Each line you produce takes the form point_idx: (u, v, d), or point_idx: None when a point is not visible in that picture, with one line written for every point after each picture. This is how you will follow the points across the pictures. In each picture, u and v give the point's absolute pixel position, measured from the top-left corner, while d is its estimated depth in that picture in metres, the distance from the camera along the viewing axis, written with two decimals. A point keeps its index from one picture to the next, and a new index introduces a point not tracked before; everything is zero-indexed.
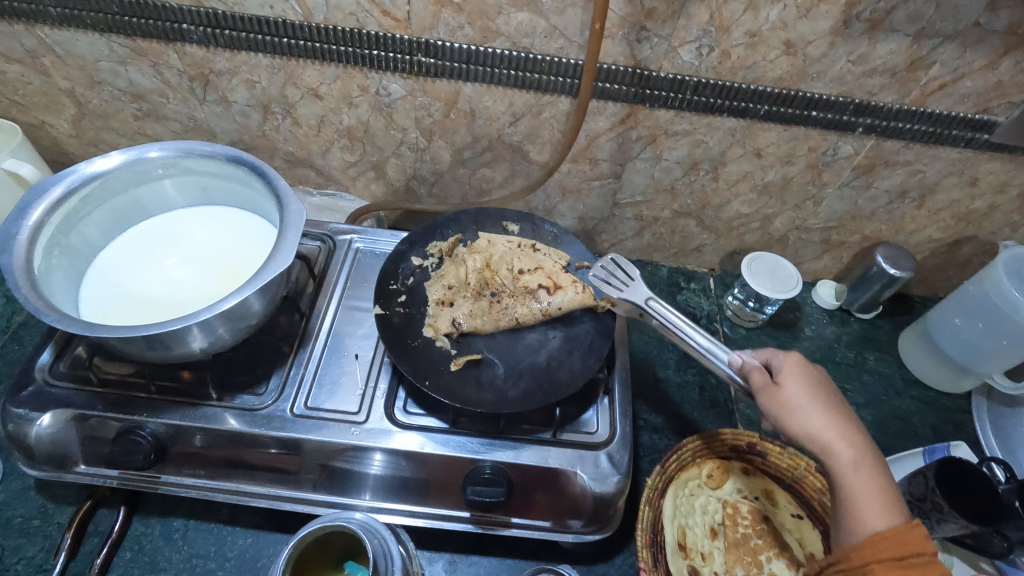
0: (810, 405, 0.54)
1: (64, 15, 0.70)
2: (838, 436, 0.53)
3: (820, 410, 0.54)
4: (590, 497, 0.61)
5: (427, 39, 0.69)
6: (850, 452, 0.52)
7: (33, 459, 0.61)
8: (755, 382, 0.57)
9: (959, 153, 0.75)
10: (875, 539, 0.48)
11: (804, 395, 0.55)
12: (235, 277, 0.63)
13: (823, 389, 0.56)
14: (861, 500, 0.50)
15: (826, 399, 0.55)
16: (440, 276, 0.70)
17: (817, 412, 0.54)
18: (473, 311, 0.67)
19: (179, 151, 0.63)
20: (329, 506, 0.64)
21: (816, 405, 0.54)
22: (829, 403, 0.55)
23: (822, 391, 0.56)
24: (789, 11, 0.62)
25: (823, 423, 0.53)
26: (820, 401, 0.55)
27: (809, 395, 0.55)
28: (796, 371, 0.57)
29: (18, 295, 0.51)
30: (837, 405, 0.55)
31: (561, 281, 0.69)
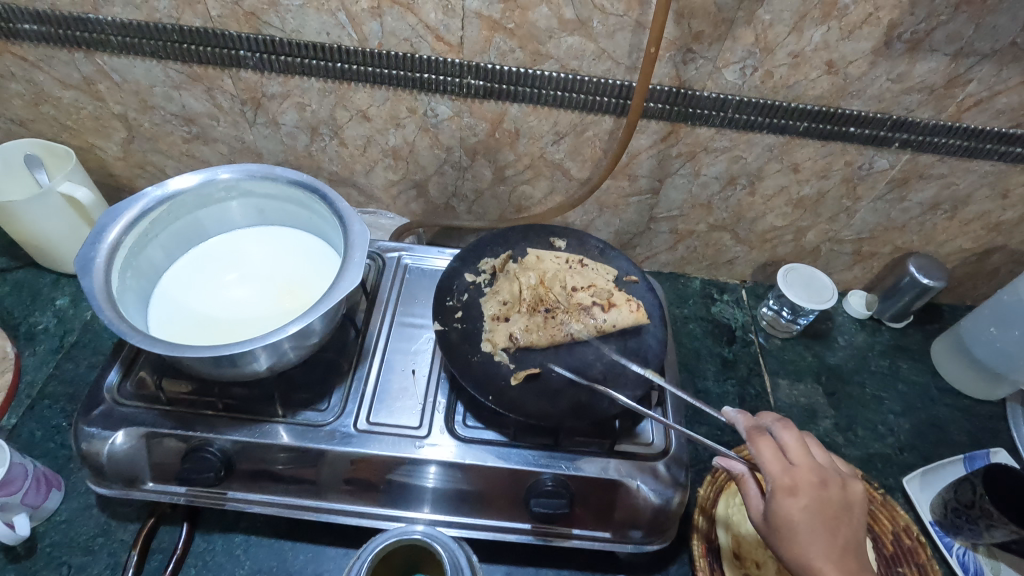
0: (811, 522, 0.51)
1: (124, 43, 0.72)
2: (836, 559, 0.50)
3: (824, 529, 0.51)
4: (650, 508, 0.62)
5: (478, 62, 0.71)
6: (843, 573, 0.50)
7: (101, 477, 0.62)
8: (761, 453, 0.54)
9: (993, 166, 0.77)
10: None
11: (805, 483, 0.52)
12: (295, 296, 0.64)
13: (832, 503, 0.52)
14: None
15: (830, 513, 0.52)
16: (495, 293, 0.71)
17: (818, 526, 0.51)
18: (532, 326, 0.68)
19: (243, 173, 0.65)
20: (391, 520, 0.65)
21: (816, 521, 0.51)
22: (834, 518, 0.52)
23: (830, 506, 0.52)
24: (832, 32, 0.65)
25: (822, 541, 0.50)
26: (826, 516, 0.51)
27: (812, 511, 0.51)
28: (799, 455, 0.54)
29: (102, 317, 0.52)
30: (842, 523, 0.52)
31: (616, 298, 0.70)
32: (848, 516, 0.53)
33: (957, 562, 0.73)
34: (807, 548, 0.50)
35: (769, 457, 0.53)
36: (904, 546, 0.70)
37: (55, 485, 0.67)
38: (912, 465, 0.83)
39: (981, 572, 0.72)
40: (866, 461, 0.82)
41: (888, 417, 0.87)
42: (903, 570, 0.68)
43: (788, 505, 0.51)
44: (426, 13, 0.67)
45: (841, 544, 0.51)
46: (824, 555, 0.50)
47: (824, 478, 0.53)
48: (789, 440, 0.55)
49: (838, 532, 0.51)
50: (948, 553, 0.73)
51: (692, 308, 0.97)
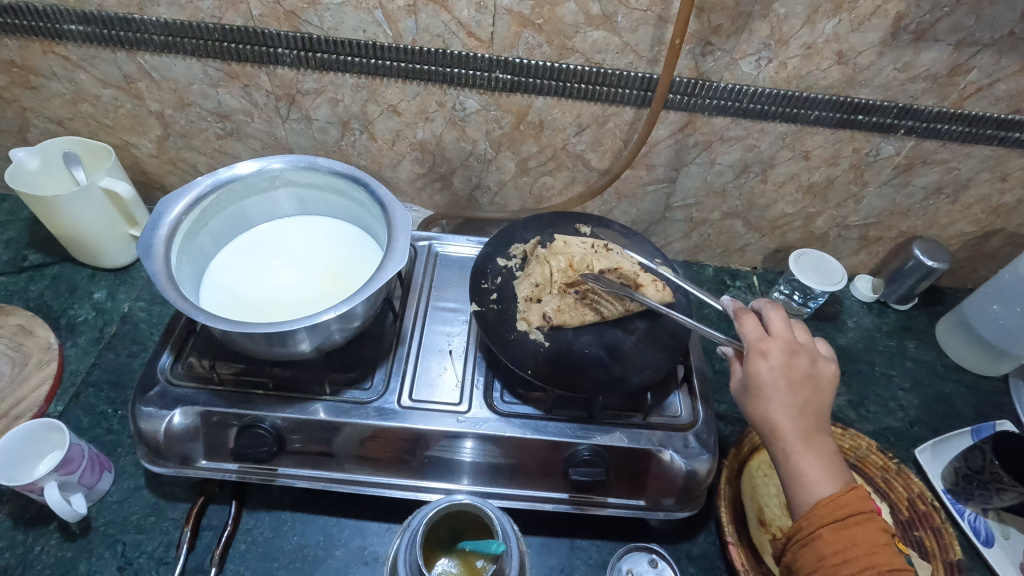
0: (778, 385, 0.55)
1: (166, 42, 0.75)
2: (795, 417, 0.54)
3: (788, 391, 0.55)
4: (682, 475, 0.65)
5: (507, 57, 0.74)
6: (798, 431, 0.54)
7: (157, 456, 0.64)
8: (744, 327, 0.59)
9: (992, 150, 0.81)
10: (816, 503, 0.50)
11: (774, 355, 0.57)
12: (339, 280, 0.67)
13: (798, 370, 0.56)
14: (808, 477, 0.52)
15: (796, 379, 0.56)
16: (527, 276, 0.75)
17: (783, 386, 0.55)
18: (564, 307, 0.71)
19: (287, 164, 0.68)
20: (433, 493, 0.67)
21: (782, 386, 0.55)
22: (802, 384, 0.56)
23: (797, 373, 0.56)
24: (843, 24, 0.69)
25: (783, 401, 0.55)
26: (791, 380, 0.55)
27: (778, 374, 0.56)
28: (777, 326, 0.59)
29: (168, 296, 0.55)
30: (808, 390, 0.55)
31: (642, 279, 0.74)
32: (817, 386, 0.56)
33: (969, 526, 0.76)
34: (769, 405, 0.55)
35: (749, 330, 0.59)
36: (920, 511, 0.74)
37: (106, 467, 0.70)
38: (922, 438, 0.87)
39: (991, 536, 0.76)
40: (879, 434, 0.86)
41: (898, 393, 0.91)
42: (920, 534, 0.72)
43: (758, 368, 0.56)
44: (460, 10, 0.70)
45: (803, 408, 0.55)
46: (784, 412, 0.54)
47: (798, 350, 0.57)
48: (776, 320, 0.59)
49: (801, 395, 0.55)
50: (960, 518, 0.77)
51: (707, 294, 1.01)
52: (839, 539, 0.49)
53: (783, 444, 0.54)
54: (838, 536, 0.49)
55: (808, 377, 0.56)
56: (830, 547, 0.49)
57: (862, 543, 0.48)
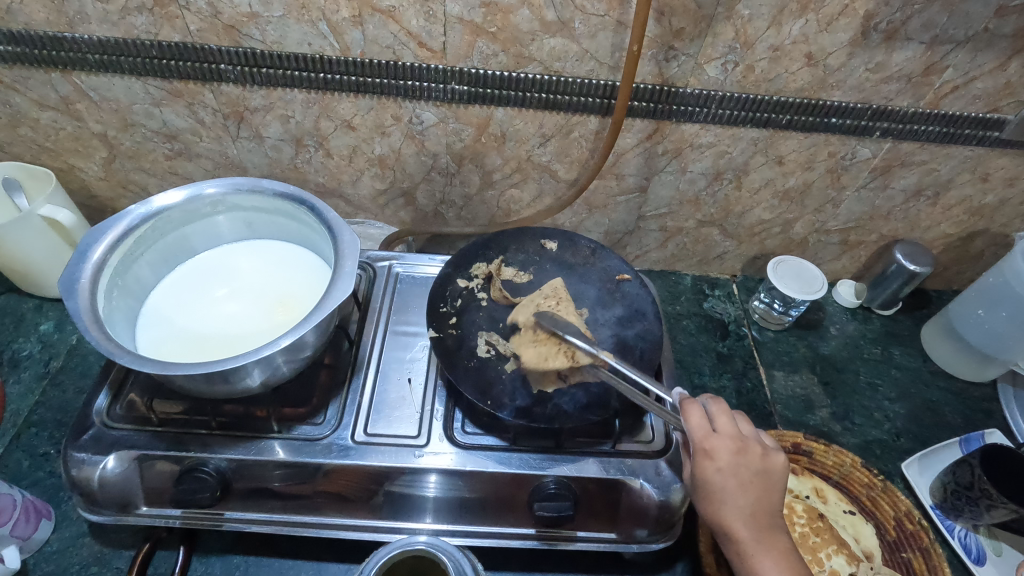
0: (738, 487, 0.52)
1: (101, 61, 0.71)
2: (739, 514, 0.52)
3: (738, 493, 0.52)
4: (654, 506, 0.62)
5: (462, 67, 0.71)
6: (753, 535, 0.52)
7: (94, 504, 0.60)
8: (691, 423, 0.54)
9: (972, 151, 0.78)
10: None
11: (722, 473, 0.52)
12: (288, 308, 0.63)
13: (748, 468, 0.53)
14: None
15: (746, 478, 0.52)
16: (521, 340, 0.67)
17: (733, 489, 0.52)
18: (563, 357, 0.64)
19: (229, 188, 0.64)
20: (392, 533, 0.64)
21: (743, 488, 0.52)
22: (756, 481, 0.53)
23: (746, 472, 0.52)
24: (810, 25, 0.66)
25: (737, 502, 0.52)
26: (741, 480, 0.52)
27: (723, 477, 0.52)
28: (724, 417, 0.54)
29: (89, 337, 0.51)
30: (757, 487, 0.52)
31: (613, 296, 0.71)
32: (766, 483, 0.53)
33: (959, 544, 0.73)
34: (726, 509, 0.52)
35: (695, 426, 0.53)
36: (907, 531, 0.70)
37: (45, 515, 0.65)
38: (910, 450, 0.83)
39: (983, 553, 0.73)
40: (865, 448, 0.83)
41: (884, 403, 0.88)
42: (909, 556, 0.69)
43: (704, 467, 0.53)
44: (409, 20, 0.67)
45: (748, 503, 0.52)
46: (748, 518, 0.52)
47: (747, 448, 0.53)
48: (719, 417, 0.54)
49: (756, 496, 0.52)
50: (949, 536, 0.74)
51: (685, 304, 0.97)
52: None
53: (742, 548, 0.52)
54: None
55: (757, 476, 0.53)
56: None
57: None
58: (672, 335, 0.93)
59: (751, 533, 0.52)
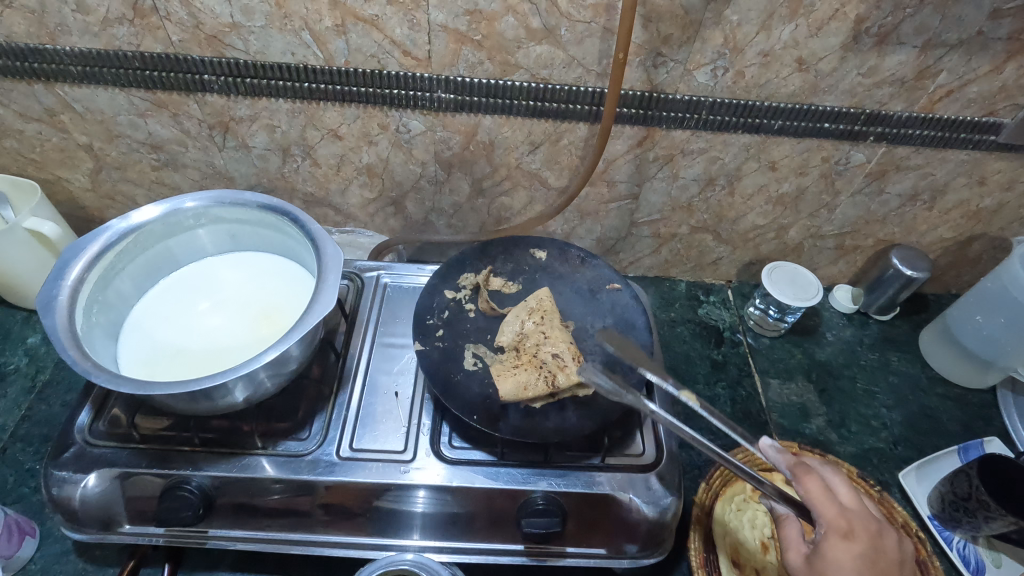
0: (869, 572, 0.47)
1: (84, 73, 0.70)
2: None
3: (861, 572, 0.47)
4: (645, 521, 0.61)
5: (448, 75, 0.70)
6: None
7: (76, 522, 0.60)
8: (811, 488, 0.50)
9: (968, 155, 0.77)
10: None
11: (844, 551, 0.48)
12: (272, 322, 0.62)
13: (868, 549, 0.48)
14: None
15: (874, 564, 0.48)
16: (501, 369, 0.65)
17: (856, 574, 0.47)
18: (542, 383, 0.62)
19: (211, 201, 0.63)
20: (379, 549, 0.63)
21: (871, 573, 0.47)
22: (882, 566, 0.48)
23: (870, 551, 0.48)
24: (800, 30, 0.64)
25: None
26: (866, 565, 0.47)
27: (843, 554, 0.48)
28: (836, 488, 0.52)
29: (66, 357, 0.50)
30: (881, 573, 0.48)
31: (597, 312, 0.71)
32: (885, 564, 0.49)
33: (958, 556, 0.72)
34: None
35: (815, 493, 0.49)
36: None
37: (28, 533, 0.64)
38: (907, 459, 0.82)
39: (982, 564, 0.72)
40: (862, 457, 0.81)
41: (881, 411, 0.87)
42: None
43: (828, 543, 0.48)
44: (392, 29, 0.66)
45: None
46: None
47: (870, 531, 0.49)
48: (833, 489, 0.51)
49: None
50: (948, 548, 0.72)
51: (679, 311, 0.96)
52: None
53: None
54: None
55: (879, 558, 0.48)
56: None
57: None
58: (665, 343, 0.92)
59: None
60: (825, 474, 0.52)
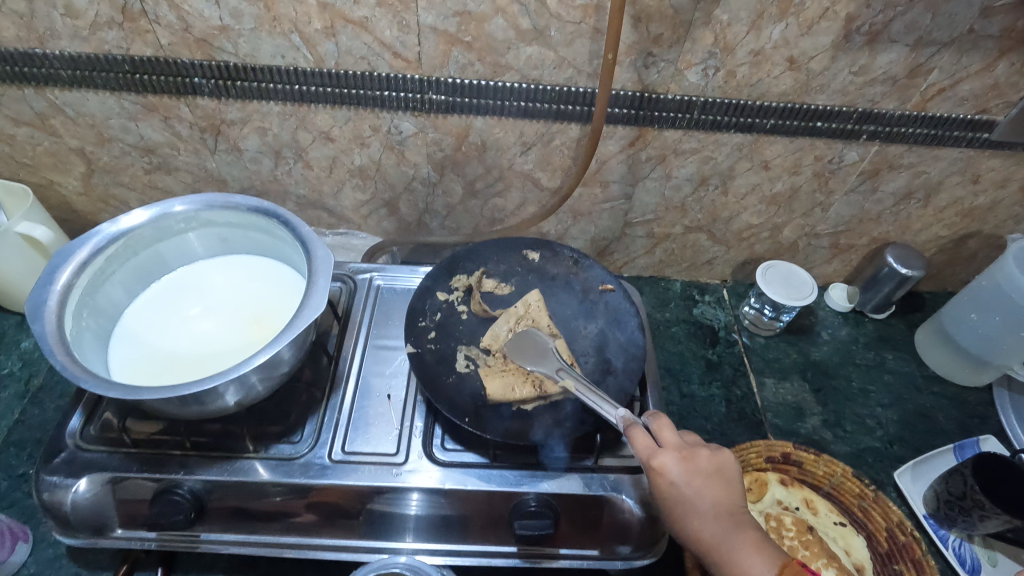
0: (692, 493, 0.52)
1: (74, 77, 0.70)
2: (711, 522, 0.51)
3: (696, 496, 0.51)
4: (638, 522, 0.61)
5: (438, 77, 0.70)
6: (723, 530, 0.50)
7: (68, 527, 0.59)
8: (636, 443, 0.54)
9: (961, 152, 0.77)
10: None
11: (683, 483, 0.52)
12: (263, 326, 0.62)
13: (701, 471, 0.52)
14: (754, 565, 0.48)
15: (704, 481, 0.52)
16: (489, 370, 0.65)
17: (690, 494, 0.52)
18: (529, 386, 0.63)
19: (202, 204, 0.63)
20: (372, 552, 0.62)
21: (699, 492, 0.52)
22: (713, 481, 0.52)
23: (699, 475, 0.52)
24: (791, 29, 0.64)
25: (698, 507, 0.51)
26: (696, 485, 0.52)
27: (683, 487, 0.52)
28: (669, 430, 0.55)
29: (54, 362, 0.50)
30: (714, 486, 0.52)
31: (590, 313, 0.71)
32: (723, 482, 0.53)
33: (953, 556, 0.71)
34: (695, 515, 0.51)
35: (638, 444, 0.54)
36: (899, 543, 0.68)
37: (21, 537, 0.65)
38: (903, 458, 0.82)
39: (978, 564, 0.71)
40: (857, 457, 0.81)
41: (876, 410, 0.86)
42: (901, 568, 0.67)
43: (660, 485, 0.53)
44: (382, 31, 0.66)
45: (718, 503, 0.51)
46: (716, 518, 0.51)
47: (693, 453, 0.54)
48: (662, 432, 0.55)
49: (716, 495, 0.52)
50: (943, 547, 0.72)
51: (674, 311, 0.96)
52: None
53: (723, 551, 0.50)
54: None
55: (713, 478, 0.52)
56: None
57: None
58: (659, 343, 0.92)
59: (730, 533, 0.50)
60: (655, 419, 0.57)
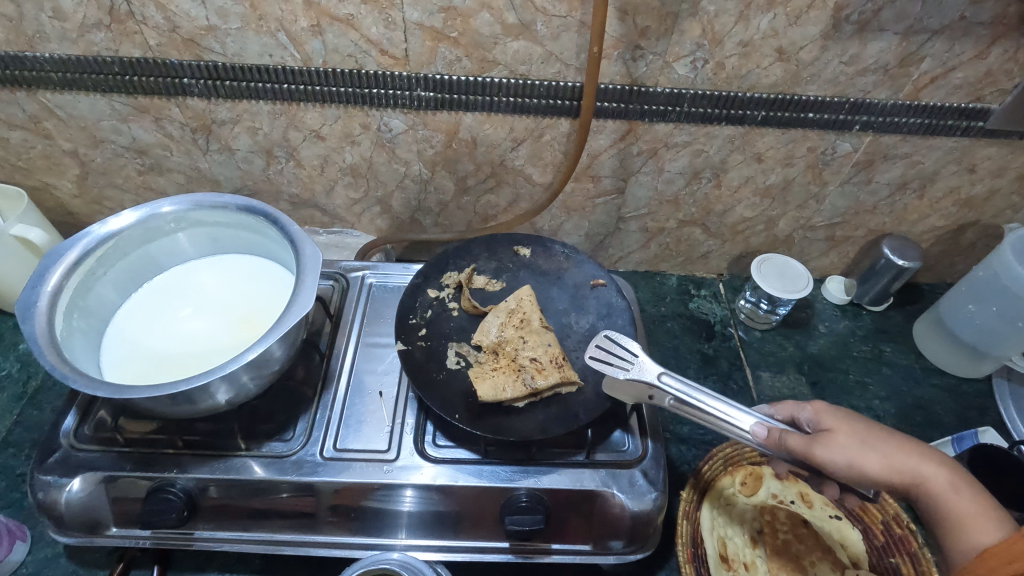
0: (863, 445, 0.51)
1: (65, 79, 0.71)
2: (908, 461, 0.51)
3: (869, 449, 0.51)
4: (629, 517, 0.60)
5: (426, 73, 0.70)
6: (947, 479, 0.50)
7: (63, 526, 0.60)
8: (791, 443, 0.53)
9: (956, 142, 0.76)
10: (984, 557, 0.45)
11: (854, 440, 0.52)
12: (254, 325, 0.63)
13: (856, 426, 0.53)
14: (970, 522, 0.48)
15: (870, 430, 0.53)
16: (479, 372, 0.64)
17: (868, 452, 0.51)
18: (518, 385, 0.62)
19: (191, 205, 0.64)
20: (366, 549, 0.63)
21: (868, 440, 0.52)
22: (874, 435, 0.52)
23: (860, 431, 0.52)
24: (779, 19, 0.64)
25: (879, 457, 0.51)
26: (862, 439, 0.52)
27: (856, 439, 0.52)
28: (817, 415, 0.55)
29: (43, 362, 0.50)
30: (879, 436, 0.52)
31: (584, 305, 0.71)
32: (876, 425, 0.53)
33: None
34: (881, 473, 0.50)
35: (795, 443, 0.53)
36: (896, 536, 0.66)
37: (19, 537, 0.65)
38: None
39: None
40: None
41: (874, 403, 0.86)
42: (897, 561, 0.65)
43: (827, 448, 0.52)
44: (368, 28, 0.65)
45: (888, 446, 0.51)
46: (896, 461, 0.51)
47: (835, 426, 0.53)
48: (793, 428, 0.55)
49: (884, 442, 0.52)
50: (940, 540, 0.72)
51: (670, 305, 0.96)
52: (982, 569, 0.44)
53: (929, 488, 0.50)
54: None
55: (875, 428, 0.53)
56: None
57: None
58: (655, 338, 0.91)
59: (912, 467, 0.50)
60: (807, 406, 0.57)
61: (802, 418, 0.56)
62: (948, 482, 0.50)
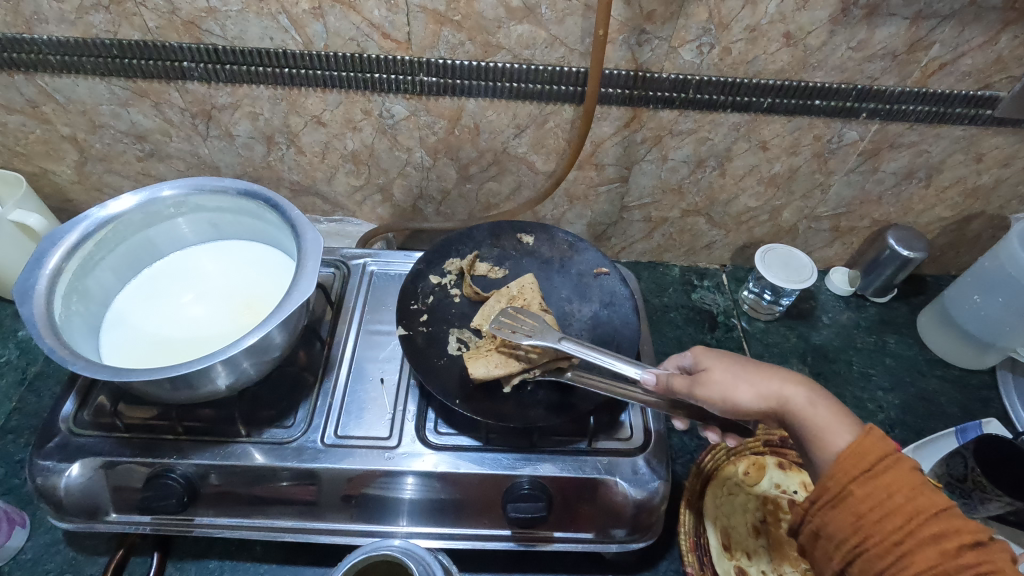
0: (697, 382, 0.54)
1: (64, 62, 0.70)
2: (765, 383, 0.53)
3: (745, 380, 0.53)
4: (631, 506, 0.60)
5: (428, 58, 0.69)
6: (804, 389, 0.52)
7: (63, 512, 0.60)
8: (677, 385, 0.55)
9: (964, 130, 0.75)
10: (841, 460, 0.46)
11: (731, 371, 0.54)
12: (254, 311, 0.62)
13: (716, 364, 0.56)
14: (831, 431, 0.49)
15: (731, 362, 0.55)
16: (475, 352, 0.64)
17: (736, 384, 0.53)
18: (510, 366, 0.61)
19: (191, 189, 0.63)
20: (366, 536, 0.62)
21: (712, 373, 0.54)
22: (749, 368, 0.54)
23: (734, 364, 0.55)
24: (786, 3, 0.63)
25: (749, 383, 0.53)
26: (741, 373, 0.54)
27: (727, 370, 0.54)
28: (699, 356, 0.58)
29: (42, 345, 0.50)
30: (724, 366, 0.55)
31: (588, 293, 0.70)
32: (730, 355, 0.57)
33: None
34: (753, 402, 0.52)
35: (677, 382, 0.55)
36: None
37: (17, 522, 0.64)
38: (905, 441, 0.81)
39: None
40: None
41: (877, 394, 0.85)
42: None
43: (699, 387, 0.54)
44: (371, 10, 0.65)
45: (739, 375, 0.54)
46: (762, 388, 0.52)
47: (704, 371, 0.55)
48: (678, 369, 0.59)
49: (743, 376, 0.53)
50: None
51: (673, 296, 0.95)
52: (874, 489, 0.44)
53: (791, 407, 0.51)
54: (871, 488, 0.44)
55: (727, 359, 0.56)
56: (866, 502, 0.44)
57: (898, 487, 0.44)
58: (658, 328, 0.91)
59: (763, 395, 0.52)
60: (690, 350, 0.59)
61: (685, 365, 0.59)
62: (806, 398, 0.51)
